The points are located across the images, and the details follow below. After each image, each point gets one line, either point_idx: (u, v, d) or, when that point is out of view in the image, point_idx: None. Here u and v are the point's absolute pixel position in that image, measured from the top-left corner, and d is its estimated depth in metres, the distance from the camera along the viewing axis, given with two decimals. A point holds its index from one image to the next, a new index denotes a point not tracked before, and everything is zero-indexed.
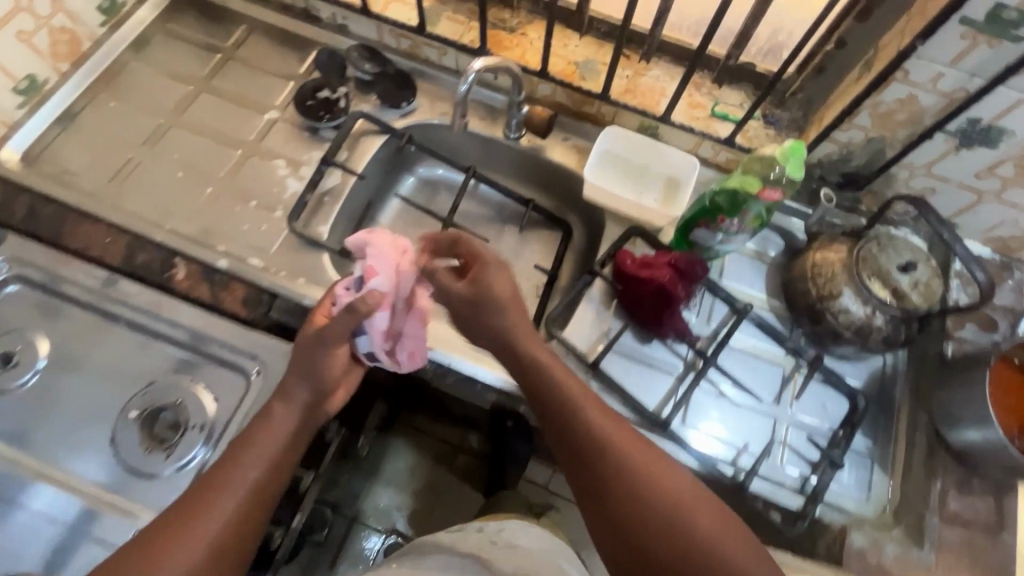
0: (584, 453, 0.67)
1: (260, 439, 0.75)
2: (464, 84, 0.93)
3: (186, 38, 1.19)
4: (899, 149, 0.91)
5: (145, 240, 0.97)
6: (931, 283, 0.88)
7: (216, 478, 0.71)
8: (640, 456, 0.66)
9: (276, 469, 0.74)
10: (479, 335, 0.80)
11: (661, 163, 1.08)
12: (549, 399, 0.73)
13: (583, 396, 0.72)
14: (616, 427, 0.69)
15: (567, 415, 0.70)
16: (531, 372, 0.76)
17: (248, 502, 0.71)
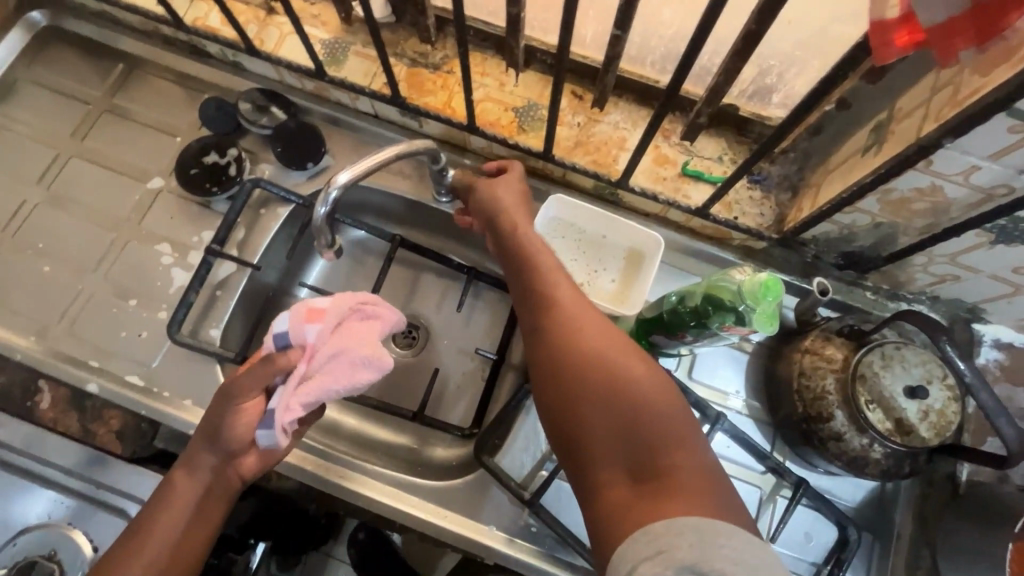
0: (593, 392, 0.57)
1: (172, 500, 0.68)
2: (325, 208, 0.64)
3: (48, 81, 0.98)
4: (914, 238, 0.71)
5: (7, 360, 0.83)
6: (945, 411, 0.71)
7: (129, 545, 0.66)
8: (646, 382, 0.57)
9: (189, 536, 0.67)
10: (522, 267, 0.70)
11: (620, 234, 0.88)
12: (558, 330, 0.62)
13: (604, 340, 0.61)
14: (631, 359, 0.59)
15: (573, 352, 0.60)
16: (545, 290, 0.66)
17: (158, 573, 0.64)
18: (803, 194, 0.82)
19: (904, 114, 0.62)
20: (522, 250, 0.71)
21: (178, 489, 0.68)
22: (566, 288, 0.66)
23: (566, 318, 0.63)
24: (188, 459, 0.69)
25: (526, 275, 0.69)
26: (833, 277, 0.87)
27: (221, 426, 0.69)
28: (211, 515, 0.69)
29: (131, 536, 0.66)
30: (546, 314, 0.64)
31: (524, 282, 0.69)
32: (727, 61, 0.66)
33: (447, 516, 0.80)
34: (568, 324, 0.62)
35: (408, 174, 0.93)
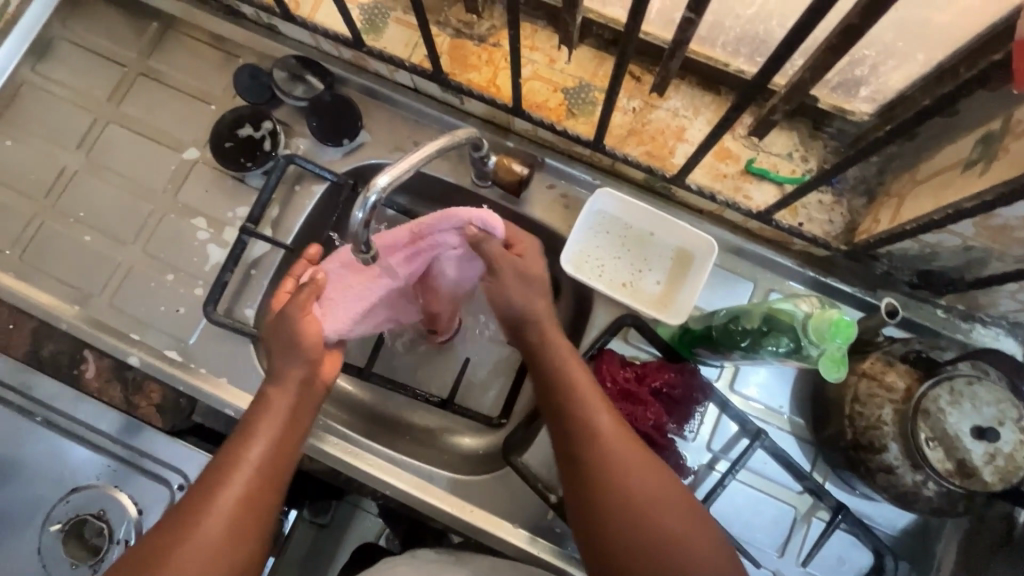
0: (642, 546, 0.58)
1: (239, 465, 0.62)
2: (362, 211, 0.60)
3: (81, 38, 0.95)
4: (1008, 267, 0.63)
5: (52, 328, 0.86)
6: (1014, 456, 0.65)
7: (187, 515, 0.60)
8: (685, 524, 0.59)
9: (259, 495, 0.62)
10: (558, 402, 0.66)
11: (670, 233, 0.81)
12: (598, 485, 0.61)
13: (648, 487, 0.60)
14: (673, 505, 0.60)
15: (619, 509, 0.60)
16: (583, 435, 0.63)
17: (229, 533, 0.60)
18: (882, 202, 0.74)
19: (1022, 131, 0.53)
20: (564, 382, 0.66)
21: (248, 451, 0.63)
22: (607, 426, 0.64)
23: (608, 465, 0.62)
24: (259, 417, 0.65)
25: (558, 414, 0.66)
26: (901, 293, 0.79)
27: (290, 338, 0.66)
28: (285, 449, 0.65)
29: (187, 504, 0.61)
30: (588, 463, 0.62)
31: (558, 421, 0.66)
32: (816, 56, 0.57)
33: (474, 512, 0.80)
34: (612, 478, 0.61)
35: (446, 156, 0.88)
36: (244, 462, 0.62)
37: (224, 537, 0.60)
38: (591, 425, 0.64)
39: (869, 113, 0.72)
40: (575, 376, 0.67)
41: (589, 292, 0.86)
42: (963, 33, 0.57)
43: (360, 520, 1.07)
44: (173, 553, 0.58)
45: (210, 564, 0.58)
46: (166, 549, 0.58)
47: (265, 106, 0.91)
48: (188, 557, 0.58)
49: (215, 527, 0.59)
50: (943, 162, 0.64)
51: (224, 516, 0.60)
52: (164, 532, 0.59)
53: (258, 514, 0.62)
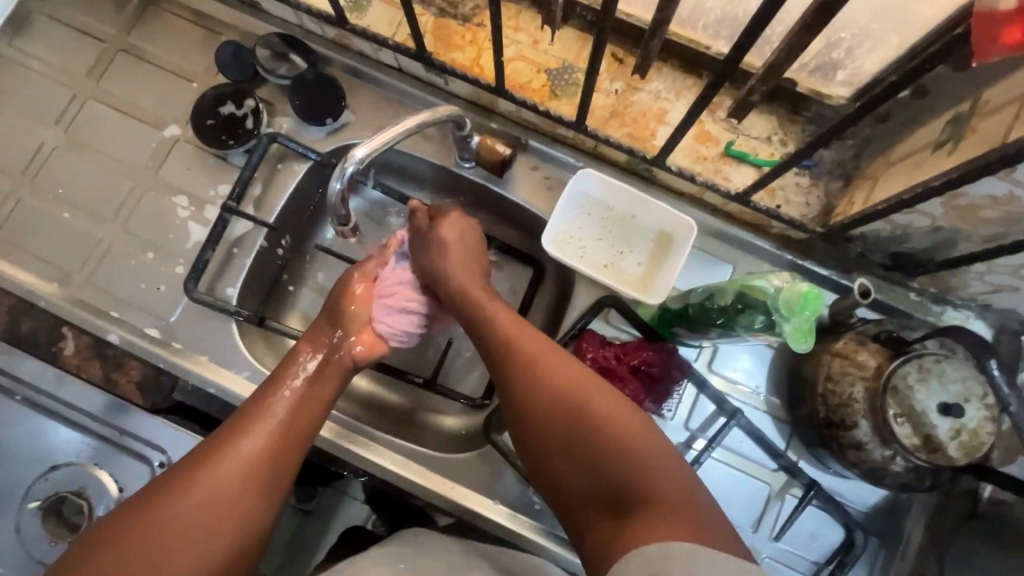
0: (576, 443, 0.60)
1: (277, 394, 0.67)
2: (340, 182, 0.62)
3: (60, 12, 0.93)
4: (976, 247, 0.65)
5: (29, 305, 0.85)
6: (980, 431, 0.67)
7: (217, 442, 0.63)
8: (617, 413, 0.60)
9: (294, 428, 0.66)
10: (466, 310, 0.73)
11: (650, 214, 0.82)
12: (530, 400, 0.64)
13: (574, 389, 0.62)
14: (601, 395, 0.62)
15: (549, 411, 0.62)
16: (501, 345, 0.68)
17: (264, 458, 0.63)
18: (857, 184, 0.76)
19: (991, 110, 0.55)
20: (479, 304, 0.73)
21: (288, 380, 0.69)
22: (530, 344, 0.67)
23: (537, 375, 0.64)
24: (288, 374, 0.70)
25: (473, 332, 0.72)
26: (875, 276, 0.81)
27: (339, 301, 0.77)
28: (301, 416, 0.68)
29: (221, 435, 0.64)
30: (517, 373, 0.65)
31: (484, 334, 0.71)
32: (792, 35, 0.58)
33: (454, 489, 0.82)
34: (535, 376, 0.64)
35: (430, 137, 0.88)
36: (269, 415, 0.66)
37: (243, 475, 0.61)
38: (513, 340, 0.68)
39: (846, 97, 0.73)
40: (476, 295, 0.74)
41: (572, 274, 0.87)
42: (934, 15, 0.58)
43: (348, 507, 1.04)
44: (193, 480, 0.60)
45: (241, 481, 0.61)
46: (191, 479, 0.60)
47: (248, 84, 0.90)
48: (220, 477, 0.60)
49: (250, 451, 0.62)
50: (915, 144, 0.66)
51: (263, 441, 0.64)
52: (193, 462, 0.61)
53: (291, 449, 0.65)
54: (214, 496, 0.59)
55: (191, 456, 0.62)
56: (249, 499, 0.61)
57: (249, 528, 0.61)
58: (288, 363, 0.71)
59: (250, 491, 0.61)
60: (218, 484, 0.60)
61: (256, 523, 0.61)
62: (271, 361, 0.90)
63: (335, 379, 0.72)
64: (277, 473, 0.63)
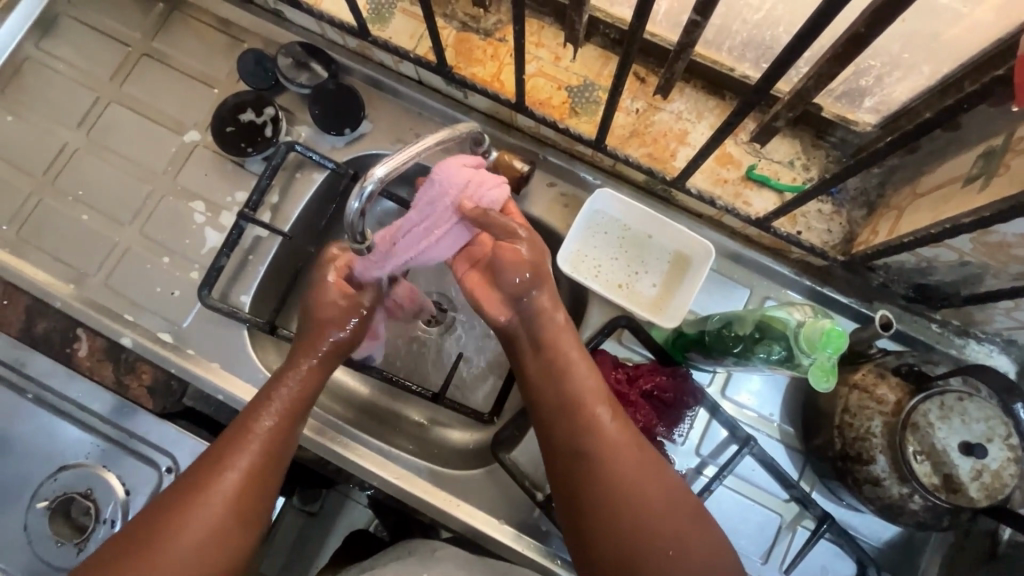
0: (647, 546, 0.61)
1: (256, 420, 0.67)
2: (359, 201, 0.61)
3: (86, 16, 0.94)
4: (1004, 284, 0.63)
5: (46, 306, 0.86)
6: (1001, 472, 0.65)
7: (197, 478, 0.64)
8: (686, 515, 0.63)
9: (275, 452, 0.67)
10: (550, 374, 0.69)
11: (668, 236, 0.81)
12: (611, 485, 0.64)
13: (660, 495, 0.63)
14: (672, 492, 0.64)
15: (625, 509, 0.63)
16: (588, 429, 0.66)
17: (243, 489, 0.64)
18: (881, 213, 0.74)
19: None
20: (562, 370, 0.69)
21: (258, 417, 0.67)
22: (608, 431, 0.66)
23: (618, 481, 0.64)
24: (265, 394, 0.69)
25: (547, 400, 0.69)
26: (896, 306, 0.79)
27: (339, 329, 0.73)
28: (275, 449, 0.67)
29: (200, 465, 0.65)
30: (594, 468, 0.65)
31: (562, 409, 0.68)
32: (821, 66, 0.57)
33: (458, 506, 0.81)
34: (625, 488, 0.63)
35: (448, 150, 0.87)
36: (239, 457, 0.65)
37: (232, 493, 0.63)
38: (599, 425, 0.66)
39: (873, 125, 0.72)
40: (563, 342, 0.69)
41: (585, 293, 0.86)
42: (970, 48, 0.57)
43: (350, 510, 1.04)
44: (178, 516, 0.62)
45: (229, 510, 0.63)
46: (177, 520, 0.62)
47: (268, 92, 0.90)
48: (206, 511, 0.62)
49: (231, 484, 0.64)
50: (944, 176, 0.64)
51: (242, 470, 0.65)
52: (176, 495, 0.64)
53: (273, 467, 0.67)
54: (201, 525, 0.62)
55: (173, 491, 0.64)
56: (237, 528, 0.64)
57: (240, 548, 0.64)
58: (273, 378, 0.71)
59: (238, 520, 0.64)
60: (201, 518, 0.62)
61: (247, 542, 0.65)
62: (281, 369, 0.90)
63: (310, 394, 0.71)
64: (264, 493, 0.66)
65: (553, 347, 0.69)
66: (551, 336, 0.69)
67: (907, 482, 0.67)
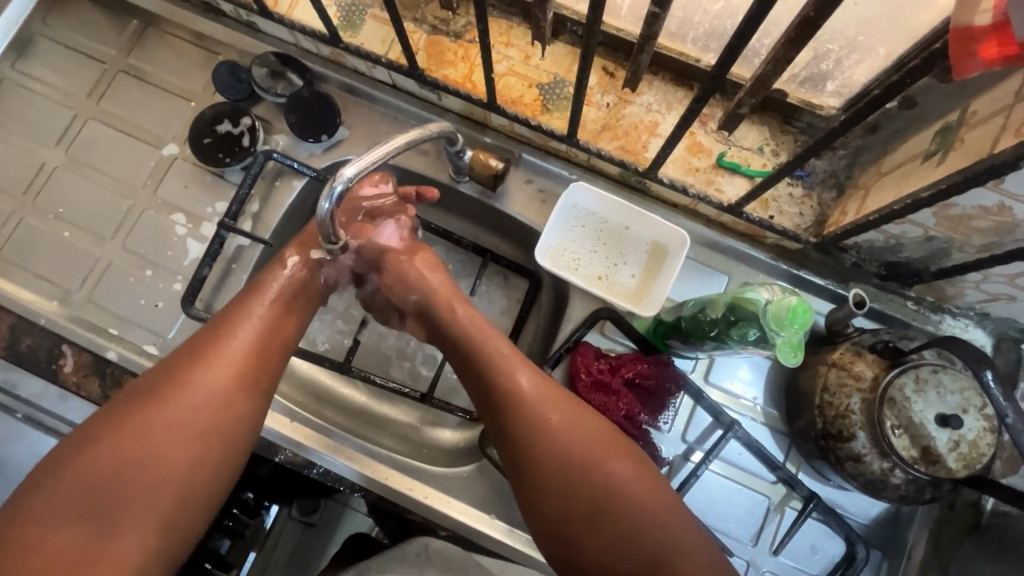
0: (593, 515, 0.60)
1: (235, 328, 0.66)
2: (330, 201, 0.61)
3: (62, 36, 0.95)
4: (970, 256, 0.64)
5: (31, 323, 0.86)
6: (978, 442, 0.66)
7: (168, 384, 0.61)
8: (637, 479, 0.61)
9: (257, 359, 0.66)
10: (471, 360, 0.69)
11: (644, 226, 0.82)
12: (549, 462, 0.62)
13: (590, 445, 0.62)
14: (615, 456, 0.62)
15: (565, 476, 0.61)
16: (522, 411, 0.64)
17: (228, 393, 0.62)
18: (850, 194, 0.75)
19: (977, 121, 0.54)
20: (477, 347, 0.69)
21: (218, 349, 0.64)
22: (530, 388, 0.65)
23: (545, 440, 0.63)
24: (238, 316, 0.67)
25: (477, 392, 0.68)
26: (871, 285, 0.80)
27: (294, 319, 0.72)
28: (241, 381, 0.64)
29: (170, 369, 0.63)
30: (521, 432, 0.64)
31: (484, 379, 0.67)
32: (777, 51, 0.58)
33: (450, 504, 0.82)
34: (554, 449, 0.62)
35: (425, 151, 0.88)
36: (196, 388, 0.61)
37: (197, 414, 0.60)
38: (519, 390, 0.65)
39: (837, 107, 0.73)
40: (476, 328, 0.70)
41: (566, 287, 0.87)
42: (920, 27, 0.59)
43: (348, 519, 1.08)
44: (152, 415, 0.59)
45: (213, 410, 0.61)
46: (150, 420, 0.59)
47: (244, 102, 0.91)
48: (162, 441, 0.58)
49: (211, 381, 0.62)
50: (905, 154, 0.65)
51: (223, 370, 0.63)
52: (144, 399, 0.60)
53: (259, 369, 0.65)
54: (178, 424, 0.59)
55: (138, 396, 0.61)
56: (202, 464, 0.60)
57: (210, 482, 0.60)
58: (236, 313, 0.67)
59: (222, 420, 0.61)
60: (179, 416, 0.60)
61: (236, 453, 0.62)
62: None
63: (287, 316, 0.70)
64: (250, 399, 0.64)
65: (489, 344, 0.69)
66: (467, 328, 0.71)
67: (887, 457, 0.68)
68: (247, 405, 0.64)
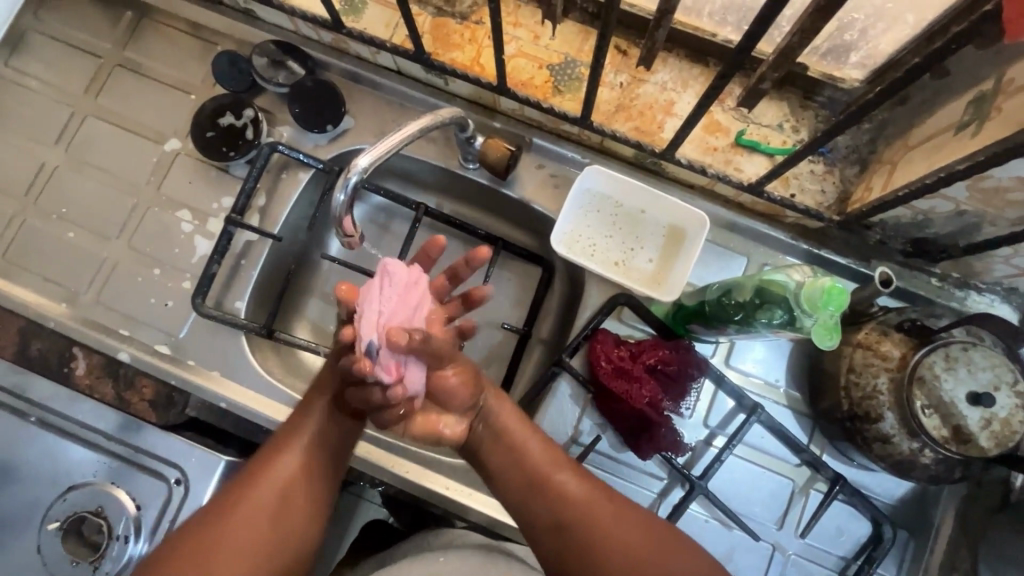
0: None
1: (287, 457, 0.62)
2: (344, 192, 0.60)
3: (54, 31, 0.92)
4: (1002, 230, 0.63)
5: (40, 326, 0.85)
6: (1010, 420, 0.65)
7: (219, 521, 0.59)
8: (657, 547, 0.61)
9: (308, 497, 0.62)
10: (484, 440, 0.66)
11: (661, 209, 0.80)
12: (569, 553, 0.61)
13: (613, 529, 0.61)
14: (638, 525, 0.62)
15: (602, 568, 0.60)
16: (552, 502, 0.63)
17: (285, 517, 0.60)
18: (874, 169, 0.73)
19: (1015, 89, 0.52)
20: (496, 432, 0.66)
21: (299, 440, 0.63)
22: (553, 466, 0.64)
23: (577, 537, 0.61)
24: (291, 444, 0.63)
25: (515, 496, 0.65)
26: (895, 263, 0.79)
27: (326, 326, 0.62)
28: (326, 472, 0.64)
29: (248, 474, 0.62)
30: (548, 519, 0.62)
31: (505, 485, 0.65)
32: (804, 21, 0.56)
33: (471, 494, 0.81)
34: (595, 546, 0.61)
35: (433, 139, 0.86)
36: (280, 479, 0.61)
37: (282, 511, 0.60)
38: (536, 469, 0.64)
39: (860, 80, 0.71)
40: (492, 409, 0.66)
41: (582, 273, 0.86)
42: None
43: (366, 509, 1.02)
44: (199, 561, 0.57)
45: (267, 551, 0.59)
46: (210, 556, 0.57)
47: (246, 94, 0.89)
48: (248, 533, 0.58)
49: (262, 523, 0.59)
50: (936, 126, 0.63)
51: (297, 474, 0.62)
52: (192, 542, 0.58)
53: (331, 451, 0.64)
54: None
55: (186, 535, 0.59)
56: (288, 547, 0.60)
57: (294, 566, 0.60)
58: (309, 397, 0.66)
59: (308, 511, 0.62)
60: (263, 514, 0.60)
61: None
62: (283, 373, 0.89)
63: (346, 423, 0.65)
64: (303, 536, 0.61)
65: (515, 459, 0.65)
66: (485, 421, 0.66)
67: (918, 437, 0.67)
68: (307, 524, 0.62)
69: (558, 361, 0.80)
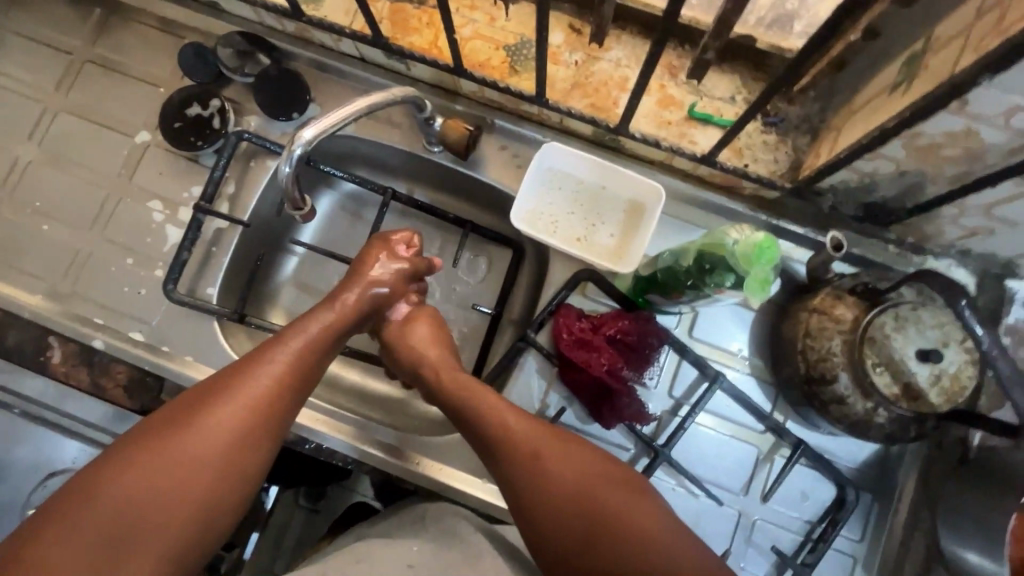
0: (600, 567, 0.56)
1: (240, 388, 0.60)
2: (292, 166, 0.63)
3: (24, 30, 0.94)
4: (944, 188, 0.64)
5: (15, 317, 0.87)
6: (959, 375, 0.66)
7: (152, 439, 0.56)
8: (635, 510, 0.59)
9: (251, 430, 0.59)
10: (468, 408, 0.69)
11: (620, 184, 0.82)
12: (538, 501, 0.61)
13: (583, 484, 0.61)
14: (619, 489, 0.61)
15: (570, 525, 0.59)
16: (529, 459, 0.63)
17: (237, 442, 0.58)
18: (824, 137, 0.75)
19: (941, 45, 0.54)
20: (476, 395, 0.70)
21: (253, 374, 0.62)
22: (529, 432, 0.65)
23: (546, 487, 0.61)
24: (245, 375, 0.62)
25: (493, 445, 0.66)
26: (850, 230, 0.80)
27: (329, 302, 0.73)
28: (277, 409, 0.62)
29: (191, 401, 0.59)
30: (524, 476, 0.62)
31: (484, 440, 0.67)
32: None
33: (442, 469, 0.83)
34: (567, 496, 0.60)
35: (397, 123, 0.88)
36: (227, 409, 0.59)
37: (222, 440, 0.57)
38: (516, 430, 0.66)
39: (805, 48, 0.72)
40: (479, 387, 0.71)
41: (546, 250, 0.87)
42: None
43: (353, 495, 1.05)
44: (125, 470, 0.54)
45: (198, 475, 0.56)
46: (144, 464, 0.54)
47: (213, 85, 0.91)
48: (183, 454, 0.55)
49: (195, 450, 0.56)
50: (875, 89, 0.64)
51: (248, 403, 0.60)
52: (117, 456, 0.55)
53: (284, 388, 0.63)
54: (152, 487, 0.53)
55: (118, 450, 0.55)
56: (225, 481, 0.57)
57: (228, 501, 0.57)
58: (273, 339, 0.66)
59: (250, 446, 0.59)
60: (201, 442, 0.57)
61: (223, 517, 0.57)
62: None
63: (313, 361, 0.66)
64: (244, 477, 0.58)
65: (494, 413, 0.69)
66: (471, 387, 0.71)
67: (872, 397, 0.68)
68: (258, 455, 0.60)
69: (524, 336, 0.81)
